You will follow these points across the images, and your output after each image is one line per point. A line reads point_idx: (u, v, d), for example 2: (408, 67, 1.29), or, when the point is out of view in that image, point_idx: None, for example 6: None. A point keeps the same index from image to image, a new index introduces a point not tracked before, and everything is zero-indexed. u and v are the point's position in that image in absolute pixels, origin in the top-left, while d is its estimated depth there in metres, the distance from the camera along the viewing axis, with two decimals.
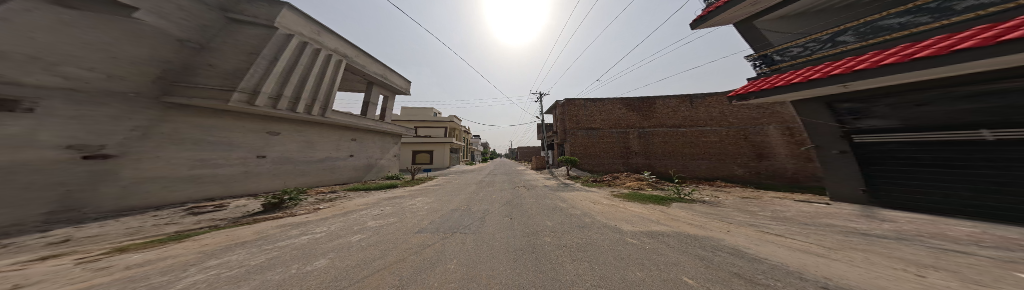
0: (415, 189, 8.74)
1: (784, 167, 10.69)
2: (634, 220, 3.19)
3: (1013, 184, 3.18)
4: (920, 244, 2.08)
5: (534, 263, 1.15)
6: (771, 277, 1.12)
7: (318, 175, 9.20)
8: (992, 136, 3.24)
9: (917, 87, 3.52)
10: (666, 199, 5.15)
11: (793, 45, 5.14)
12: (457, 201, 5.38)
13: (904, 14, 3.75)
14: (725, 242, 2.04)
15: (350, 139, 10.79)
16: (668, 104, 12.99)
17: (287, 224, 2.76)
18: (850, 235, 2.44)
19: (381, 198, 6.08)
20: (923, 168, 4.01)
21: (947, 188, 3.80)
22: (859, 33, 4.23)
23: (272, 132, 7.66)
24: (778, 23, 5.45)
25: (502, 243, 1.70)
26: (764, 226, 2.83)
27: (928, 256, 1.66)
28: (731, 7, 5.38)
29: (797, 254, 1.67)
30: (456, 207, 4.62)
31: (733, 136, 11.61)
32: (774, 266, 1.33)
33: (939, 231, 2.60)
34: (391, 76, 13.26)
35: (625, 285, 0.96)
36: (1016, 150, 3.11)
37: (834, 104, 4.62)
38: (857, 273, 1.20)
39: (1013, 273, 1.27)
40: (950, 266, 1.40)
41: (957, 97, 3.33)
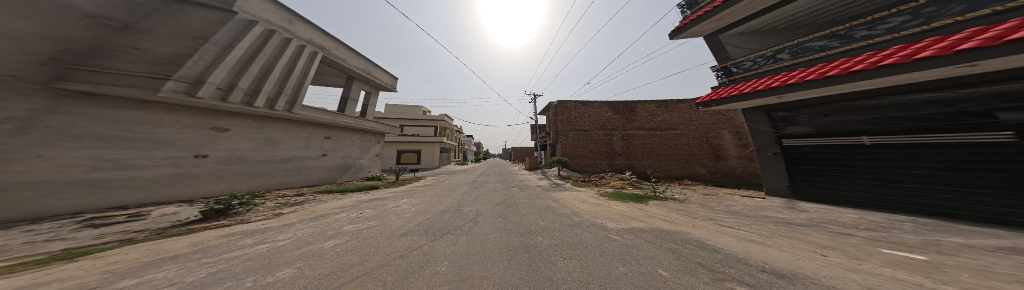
0: (399, 190, 8.05)
1: (734, 166, 12.51)
2: (617, 217, 3.40)
3: (889, 179, 4.13)
4: (823, 229, 2.59)
5: (526, 262, 1.16)
6: (728, 265, 1.30)
7: (280, 176, 8.06)
8: (870, 140, 4.28)
9: (834, 100, 4.51)
10: (644, 197, 5.60)
11: (745, 60, 6.10)
12: (447, 202, 5.13)
13: (824, 38, 4.77)
14: (690, 235, 2.26)
15: (322, 137, 9.79)
16: (647, 108, 14.27)
17: (239, 232, 2.35)
18: (782, 224, 2.94)
19: (360, 200, 5.51)
20: (825, 167, 5.03)
21: (840, 184, 4.76)
22: (793, 52, 5.21)
23: (220, 128, 6.52)
24: (737, 39, 6.56)
25: (495, 243, 1.69)
26: (721, 220, 3.21)
27: (829, 239, 2.07)
28: (705, 19, 6.17)
29: (743, 243, 1.95)
30: (447, 208, 4.39)
31: (699, 140, 13.13)
32: (727, 254, 1.53)
33: (834, 218, 3.30)
34: (374, 71, 12.42)
35: (609, 281, 1.03)
36: (883, 151, 4.17)
37: (772, 112, 5.62)
38: (784, 256, 1.46)
39: (877, 249, 1.68)
40: (841, 246, 1.77)
41: (851, 109, 4.40)
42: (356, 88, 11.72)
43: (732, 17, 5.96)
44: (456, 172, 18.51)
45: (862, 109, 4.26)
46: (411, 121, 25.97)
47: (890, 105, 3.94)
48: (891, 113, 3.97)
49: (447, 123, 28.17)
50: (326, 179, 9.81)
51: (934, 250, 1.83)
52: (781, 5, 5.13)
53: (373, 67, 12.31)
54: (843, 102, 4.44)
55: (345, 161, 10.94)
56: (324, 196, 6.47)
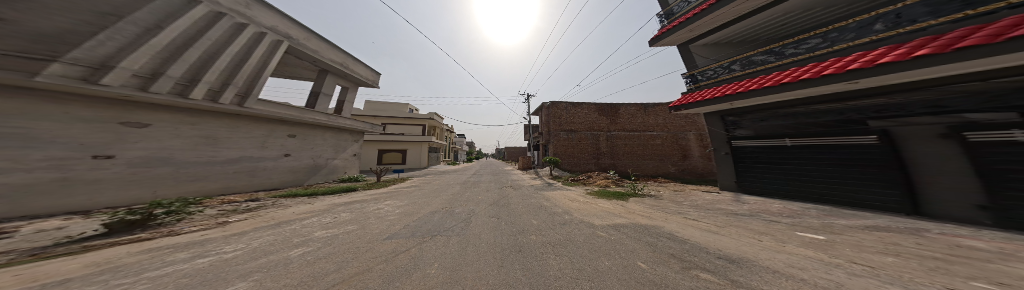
0: (380, 192, 7.33)
1: (697, 165, 14.33)
2: (602, 215, 3.57)
3: (807, 175, 5.17)
4: (760, 218, 3.10)
5: (519, 261, 1.16)
6: (699, 258, 1.48)
7: (227, 179, 6.81)
8: (791, 141, 5.33)
9: (769, 107, 5.47)
10: (626, 195, 6.02)
11: (708, 69, 6.95)
12: (437, 203, 4.87)
13: (765, 53, 5.70)
14: (663, 229, 2.50)
15: (285, 135, 8.63)
16: (629, 111, 15.49)
17: (168, 245, 1.90)
18: (731, 215, 3.43)
19: (334, 204, 4.89)
20: (762, 165, 6.01)
21: (773, 180, 5.77)
22: (742, 64, 6.11)
23: (134, 123, 5.16)
24: (702, 49, 7.46)
25: (489, 243, 1.66)
26: (688, 213, 3.62)
27: (768, 229, 2.47)
28: (677, 31, 6.93)
29: (705, 233, 2.23)
30: (438, 209, 4.14)
31: (671, 142, 14.68)
32: (694, 245, 1.74)
33: (767, 207, 4.00)
34: (353, 65, 11.43)
35: (597, 277, 1.08)
36: (798, 150, 5.28)
37: (726, 117, 6.54)
38: (737, 245, 1.76)
39: (794, 236, 2.15)
40: (777, 236, 2.15)
41: (781, 114, 5.35)
42: (330, 83, 10.61)
43: (701, 28, 6.71)
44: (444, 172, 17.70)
45: (788, 115, 5.25)
46: (394, 118, 24.21)
47: (805, 112, 4.93)
48: (805, 119, 4.99)
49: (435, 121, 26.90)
50: (287, 182, 8.58)
51: (835, 233, 2.39)
52: (738, 21, 6.02)
53: (351, 61, 11.31)
54: (776, 110, 5.41)
55: (313, 161, 9.76)
56: (288, 200, 5.63)
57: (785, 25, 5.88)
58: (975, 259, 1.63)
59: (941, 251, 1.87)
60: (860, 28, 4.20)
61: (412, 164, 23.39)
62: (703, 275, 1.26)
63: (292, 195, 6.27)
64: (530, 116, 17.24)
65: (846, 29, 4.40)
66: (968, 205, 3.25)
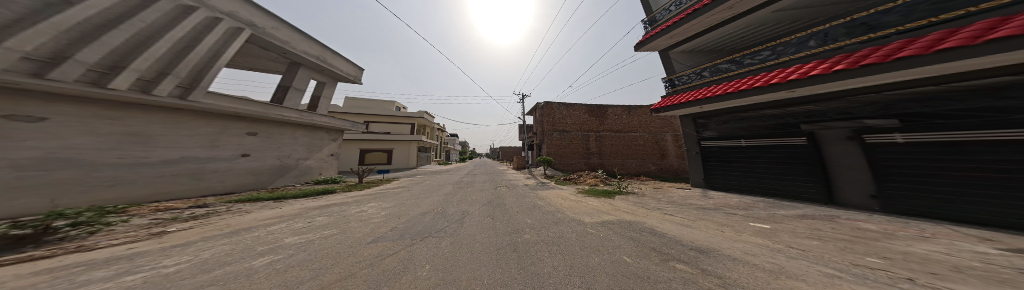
0: (361, 194, 6.72)
1: (673, 164, 15.68)
2: (591, 212, 3.71)
3: (757, 171, 5.94)
4: (724, 211, 3.49)
5: (515, 260, 1.16)
6: (677, 251, 1.63)
7: (165, 183, 5.72)
8: (746, 142, 6.10)
9: (732, 111, 6.19)
10: (613, 193, 6.34)
11: (683, 74, 7.50)
12: (428, 204, 4.67)
13: (730, 62, 6.36)
14: (645, 224, 2.69)
15: (246, 133, 7.63)
16: (615, 112, 16.39)
17: (81, 262, 1.52)
18: (702, 209, 3.82)
19: (305, 208, 4.37)
20: (723, 163, 6.72)
21: (730, 176, 6.54)
22: (711, 71, 6.71)
23: (25, 117, 3.98)
24: (680, 55, 7.99)
25: (484, 243, 1.64)
26: (666, 209, 3.94)
27: (731, 221, 2.78)
28: (663, 35, 7.24)
29: (680, 227, 2.45)
30: (428, 210, 3.94)
31: (651, 143, 15.87)
32: (672, 239, 1.90)
33: (727, 201, 4.56)
34: (332, 59, 10.57)
35: (583, 273, 1.12)
36: (749, 149, 6.08)
37: (698, 120, 7.19)
38: (707, 238, 1.97)
39: (748, 227, 2.51)
40: (737, 228, 2.47)
41: (739, 117, 6.12)
42: (303, 77, 9.60)
43: (680, 36, 7.21)
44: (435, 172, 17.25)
45: (744, 119, 6.03)
46: (378, 116, 22.63)
47: (761, 116, 5.68)
48: (759, 122, 5.79)
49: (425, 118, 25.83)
50: (244, 186, 7.48)
51: (777, 222, 2.83)
52: (709, 31, 6.67)
53: (329, 53, 10.37)
54: (737, 114, 6.15)
55: (278, 162, 8.68)
56: (247, 205, 4.90)
57: (744, 38, 6.79)
58: (878, 243, 2.04)
59: (850, 234, 2.34)
60: (799, 44, 5.00)
61: (398, 164, 22.34)
62: (679, 266, 1.40)
63: (250, 199, 5.47)
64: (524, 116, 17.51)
65: (789, 44, 5.21)
66: (865, 194, 4.22)
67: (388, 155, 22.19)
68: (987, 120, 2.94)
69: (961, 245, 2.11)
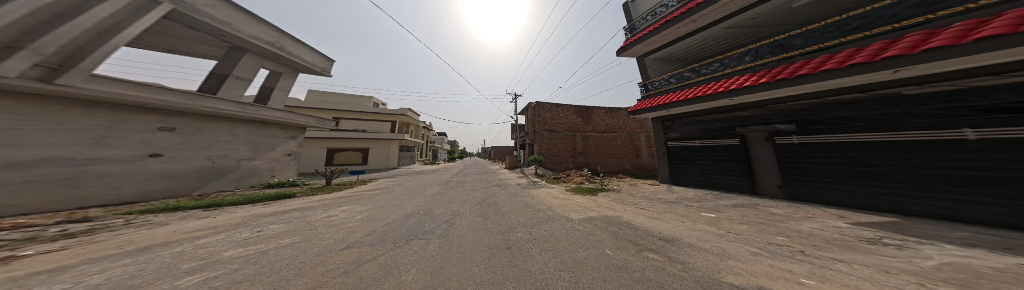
0: (327, 198, 5.90)
1: (646, 162, 17.26)
2: (577, 209, 3.89)
3: (709, 168, 6.95)
4: (686, 205, 4.01)
5: (508, 258, 1.18)
6: (649, 242, 1.83)
7: (17, 195, 4.07)
8: (700, 142, 7.09)
9: (692, 115, 7.03)
10: (597, 190, 6.78)
11: (655, 81, 8.20)
12: (412, 206, 4.52)
13: (689, 71, 7.03)
14: (621, 218, 2.94)
15: (156, 129, 5.97)
16: (599, 113, 17.40)
17: None
18: (668, 202, 4.34)
19: (252, 216, 3.62)
20: (683, 161, 7.71)
21: (688, 172, 7.55)
22: (676, 78, 7.41)
23: None
24: (654, 62, 8.49)
25: (474, 243, 1.66)
26: (639, 203, 4.38)
27: (691, 213, 3.21)
28: (644, 40, 7.56)
29: (650, 220, 2.74)
30: (412, 212, 3.82)
31: (628, 142, 17.18)
32: (646, 232, 2.12)
33: (685, 195, 5.32)
34: (293, 48, 9.15)
35: (566, 268, 1.16)
36: (704, 149, 7.06)
37: (665, 122, 8.01)
38: (671, 230, 2.26)
39: (701, 216, 2.98)
40: (693, 218, 2.92)
41: (696, 121, 7.05)
42: (249, 66, 8.05)
43: (654, 44, 7.71)
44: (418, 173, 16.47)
45: (699, 123, 7.00)
46: (350, 112, 20.38)
47: (714, 120, 6.58)
48: (710, 125, 6.74)
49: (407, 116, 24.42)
50: (150, 194, 5.80)
51: (719, 211, 3.43)
52: (678, 41, 7.25)
53: (285, 38, 8.81)
54: (694, 118, 7.09)
55: (209, 163, 7.01)
56: (160, 215, 3.80)
57: (703, 50, 7.66)
58: (783, 224, 2.74)
59: (767, 218, 3.03)
60: (735, 59, 5.84)
61: (374, 165, 20.86)
62: (651, 255, 1.57)
63: (165, 208, 4.28)
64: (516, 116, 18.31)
65: (729, 59, 6.02)
66: (775, 184, 5.44)
67: (364, 155, 20.55)
68: (842, 126, 4.32)
69: (825, 221, 2.92)
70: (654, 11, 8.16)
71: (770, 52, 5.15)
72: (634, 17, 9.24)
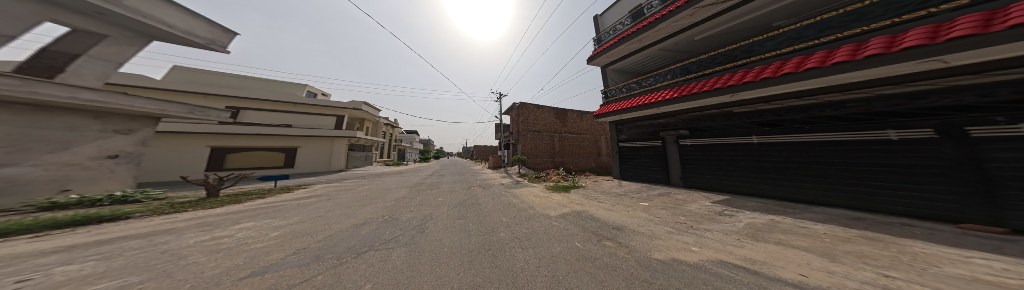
0: (217, 215, 4.00)
1: (609, 160, 19.84)
2: (555, 206, 4.14)
3: (645, 164, 8.13)
4: (630, 196, 4.97)
5: (490, 260, 1.40)
6: (607, 232, 2.16)
7: None
8: (639, 143, 8.24)
9: (637, 120, 8.07)
10: (569, 187, 7.51)
11: (610, 90, 8.85)
12: (368, 213, 4.04)
13: (634, 83, 7.89)
14: (587, 211, 3.33)
15: None
16: (574, 116, 19.22)
17: None
18: (620, 195, 5.26)
19: (15, 255, 1.95)
20: (627, 159, 8.86)
21: (631, 169, 8.68)
22: (625, 89, 8.20)
23: None
24: (612, 73, 9.08)
25: (454, 247, 1.82)
26: (599, 197, 5.12)
27: (636, 204, 3.96)
28: (604, 54, 8.07)
29: (609, 212, 3.18)
30: (368, 220, 3.39)
31: (594, 143, 19.33)
32: (606, 223, 2.48)
33: (629, 187, 6.72)
34: None
35: (542, 262, 1.29)
36: (642, 149, 8.22)
37: (618, 125, 9.03)
38: (622, 219, 2.76)
39: (639, 206, 3.79)
40: (635, 208, 3.68)
41: (638, 125, 8.11)
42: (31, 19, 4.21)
43: (612, 57, 8.20)
44: (373, 177, 13.89)
45: (640, 126, 8.07)
46: (265, 102, 16.72)
47: (652, 124, 7.62)
48: (643, 128, 7.97)
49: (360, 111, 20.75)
50: None
51: (650, 199, 4.47)
52: (630, 55, 7.83)
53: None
54: (639, 122, 8.08)
55: None
56: None
57: (644, 66, 8.59)
58: (684, 206, 3.83)
59: (675, 203, 4.16)
60: (665, 75, 6.89)
61: (305, 168, 17.44)
62: (607, 243, 1.82)
63: None
64: (501, 116, 18.72)
65: (659, 75, 7.09)
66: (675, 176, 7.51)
67: (291, 156, 16.93)
68: (707, 132, 6.34)
69: (702, 202, 4.28)
70: (613, 28, 8.90)
71: (680, 73, 6.44)
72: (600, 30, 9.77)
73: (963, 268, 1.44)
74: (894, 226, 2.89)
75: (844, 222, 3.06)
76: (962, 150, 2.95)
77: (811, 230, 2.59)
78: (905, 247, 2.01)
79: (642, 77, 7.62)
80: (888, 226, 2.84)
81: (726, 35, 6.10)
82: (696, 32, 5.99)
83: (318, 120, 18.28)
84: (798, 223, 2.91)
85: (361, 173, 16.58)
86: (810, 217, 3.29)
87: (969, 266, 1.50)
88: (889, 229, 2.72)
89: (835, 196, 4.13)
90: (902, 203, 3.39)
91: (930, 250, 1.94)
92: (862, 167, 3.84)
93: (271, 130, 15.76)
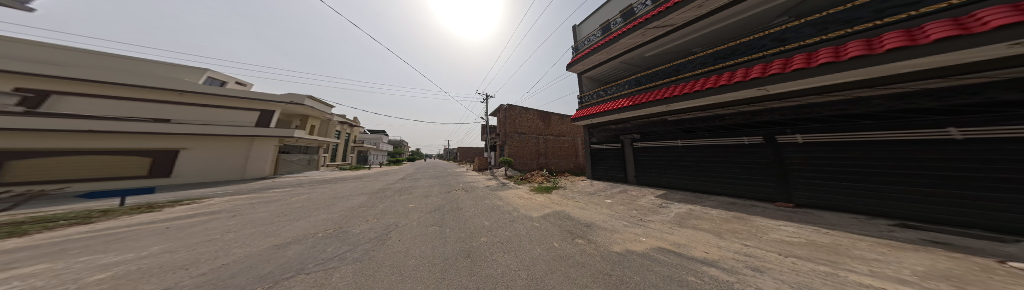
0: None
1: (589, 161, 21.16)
2: (537, 207, 4.18)
3: (607, 165, 9.09)
4: (599, 194, 5.50)
5: (468, 266, 1.31)
6: (580, 229, 2.32)
7: None
8: (603, 145, 9.11)
9: (605, 125, 8.66)
10: (549, 187, 7.78)
11: (584, 96, 9.52)
12: (305, 229, 3.06)
13: (602, 92, 8.61)
14: (563, 211, 3.47)
15: None
16: (557, 119, 20.11)
17: None
18: (592, 194, 5.74)
19: None
20: (593, 160, 9.73)
21: (596, 169, 9.62)
22: (595, 96, 8.96)
23: None
24: (587, 81, 9.81)
25: (425, 257, 1.62)
26: (576, 197, 5.44)
27: (602, 202, 4.38)
28: (581, 61, 8.78)
29: (582, 211, 3.41)
30: (300, 238, 2.58)
31: (575, 146, 20.48)
32: (576, 221, 2.69)
33: (596, 186, 7.48)
34: None
35: (524, 264, 1.27)
36: (605, 151, 9.14)
37: (589, 128, 9.64)
38: (591, 217, 3.01)
39: (605, 204, 4.20)
40: (602, 205, 4.08)
41: (603, 128, 8.89)
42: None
43: (583, 66, 9.08)
44: (317, 183, 11.07)
45: (603, 131, 8.98)
46: (122, 87, 11.49)
47: (612, 129, 8.57)
48: (606, 132, 8.86)
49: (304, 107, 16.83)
50: None
51: (615, 197, 5.04)
52: (598, 65, 8.65)
53: None
54: (605, 127, 8.78)
55: None
56: None
57: (611, 76, 9.63)
58: (638, 202, 4.49)
59: (632, 199, 4.81)
60: (626, 85, 7.69)
61: (196, 178, 12.46)
62: (579, 241, 1.93)
63: None
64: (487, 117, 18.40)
65: (620, 86, 7.89)
66: None
67: (170, 164, 11.95)
68: (652, 136, 7.38)
69: (649, 197, 5.13)
70: (586, 39, 9.82)
71: (635, 84, 7.40)
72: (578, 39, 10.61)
73: (776, 235, 2.32)
74: (749, 206, 4.19)
75: (728, 207, 4.16)
76: (777, 153, 4.72)
77: (710, 214, 3.49)
78: (753, 221, 3.00)
79: (609, 85, 8.41)
80: (750, 207, 4.07)
81: (663, 56, 7.50)
82: (645, 50, 7.11)
83: (232, 116, 13.80)
84: (702, 209, 3.85)
85: (296, 180, 13.14)
86: (710, 204, 4.36)
87: (779, 233, 2.43)
88: (749, 209, 3.92)
89: (717, 186, 5.74)
90: (754, 189, 5.05)
91: (762, 222, 2.95)
92: (731, 165, 5.48)
93: (135, 126, 10.97)
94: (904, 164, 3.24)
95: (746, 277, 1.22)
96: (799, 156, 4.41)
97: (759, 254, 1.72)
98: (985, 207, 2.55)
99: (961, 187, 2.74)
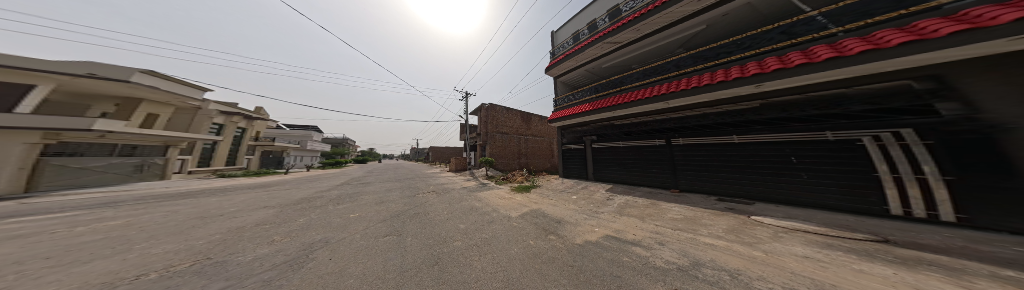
0: None
1: None
2: (516, 206, 4.10)
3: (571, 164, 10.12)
4: (567, 192, 5.96)
5: (433, 273, 1.14)
6: (551, 225, 2.43)
7: None
8: (566, 146, 10.13)
9: (574, 126, 9.47)
10: (528, 187, 7.83)
11: (558, 99, 10.53)
12: (156, 265, 1.86)
13: (572, 96, 9.64)
14: (539, 210, 3.53)
15: None
16: (537, 120, 20.95)
17: None
18: (563, 191, 6.15)
19: None
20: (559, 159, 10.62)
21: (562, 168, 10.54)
22: (566, 100, 9.99)
23: None
24: (560, 86, 10.92)
25: (378, 271, 1.31)
26: (552, 195, 5.67)
27: (566, 200, 4.76)
28: (557, 65, 9.60)
29: (555, 208, 3.58)
30: (129, 278, 1.54)
31: (551, 146, 21.65)
32: (542, 218, 2.83)
33: (560, 184, 8.14)
34: None
35: (498, 266, 1.17)
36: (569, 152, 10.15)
37: (560, 130, 10.43)
38: (559, 213, 3.20)
39: (569, 200, 4.58)
40: (567, 202, 4.41)
41: (570, 131, 9.84)
42: None
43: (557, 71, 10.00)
44: (170, 199, 7.00)
45: (566, 133, 10.06)
46: None
47: (571, 132, 9.72)
48: (569, 134, 9.97)
49: (128, 87, 11.02)
50: None
51: (581, 193, 5.55)
52: (569, 72, 9.79)
53: None
54: (570, 129, 9.78)
55: None
56: None
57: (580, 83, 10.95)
58: (597, 196, 5.11)
59: (591, 194, 5.44)
60: (591, 91, 8.72)
61: None
62: (552, 236, 2.01)
63: None
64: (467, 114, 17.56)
65: (586, 91, 9.01)
66: None
67: None
68: (601, 138, 8.78)
69: (601, 191, 5.96)
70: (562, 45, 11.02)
71: (596, 90, 8.59)
72: (555, 44, 11.77)
73: (671, 214, 3.17)
74: (657, 193, 5.54)
75: (648, 195, 5.36)
76: (670, 152, 6.54)
77: (638, 202, 4.38)
78: (659, 206, 3.95)
79: (577, 91, 9.50)
80: (659, 194, 5.33)
81: (614, 68, 9.12)
82: (603, 61, 8.46)
83: None
84: (633, 199, 4.79)
85: (108, 199, 7.81)
86: (638, 194, 5.50)
87: (675, 212, 3.33)
88: (659, 195, 5.17)
89: (641, 178, 7.33)
90: (660, 180, 6.77)
91: (665, 205, 3.95)
92: (650, 162, 7.10)
93: None
94: (728, 160, 5.32)
95: (657, 251, 1.59)
96: (682, 154, 6.26)
97: (664, 231, 2.31)
98: (794, 187, 4.30)
99: (785, 175, 4.42)
